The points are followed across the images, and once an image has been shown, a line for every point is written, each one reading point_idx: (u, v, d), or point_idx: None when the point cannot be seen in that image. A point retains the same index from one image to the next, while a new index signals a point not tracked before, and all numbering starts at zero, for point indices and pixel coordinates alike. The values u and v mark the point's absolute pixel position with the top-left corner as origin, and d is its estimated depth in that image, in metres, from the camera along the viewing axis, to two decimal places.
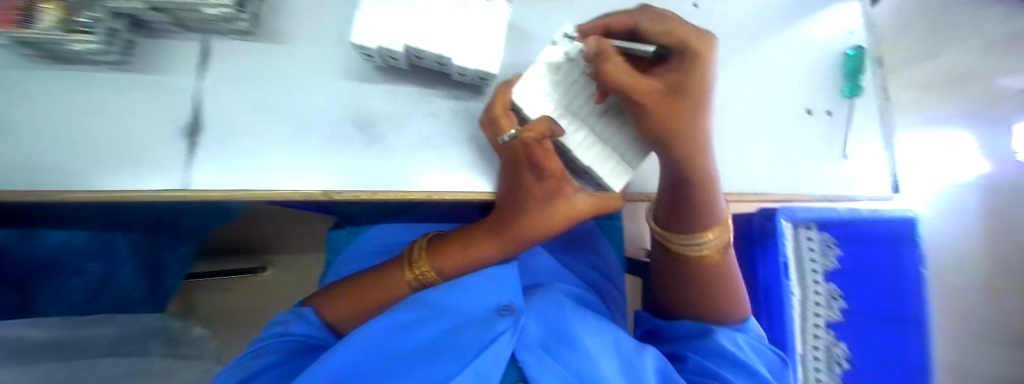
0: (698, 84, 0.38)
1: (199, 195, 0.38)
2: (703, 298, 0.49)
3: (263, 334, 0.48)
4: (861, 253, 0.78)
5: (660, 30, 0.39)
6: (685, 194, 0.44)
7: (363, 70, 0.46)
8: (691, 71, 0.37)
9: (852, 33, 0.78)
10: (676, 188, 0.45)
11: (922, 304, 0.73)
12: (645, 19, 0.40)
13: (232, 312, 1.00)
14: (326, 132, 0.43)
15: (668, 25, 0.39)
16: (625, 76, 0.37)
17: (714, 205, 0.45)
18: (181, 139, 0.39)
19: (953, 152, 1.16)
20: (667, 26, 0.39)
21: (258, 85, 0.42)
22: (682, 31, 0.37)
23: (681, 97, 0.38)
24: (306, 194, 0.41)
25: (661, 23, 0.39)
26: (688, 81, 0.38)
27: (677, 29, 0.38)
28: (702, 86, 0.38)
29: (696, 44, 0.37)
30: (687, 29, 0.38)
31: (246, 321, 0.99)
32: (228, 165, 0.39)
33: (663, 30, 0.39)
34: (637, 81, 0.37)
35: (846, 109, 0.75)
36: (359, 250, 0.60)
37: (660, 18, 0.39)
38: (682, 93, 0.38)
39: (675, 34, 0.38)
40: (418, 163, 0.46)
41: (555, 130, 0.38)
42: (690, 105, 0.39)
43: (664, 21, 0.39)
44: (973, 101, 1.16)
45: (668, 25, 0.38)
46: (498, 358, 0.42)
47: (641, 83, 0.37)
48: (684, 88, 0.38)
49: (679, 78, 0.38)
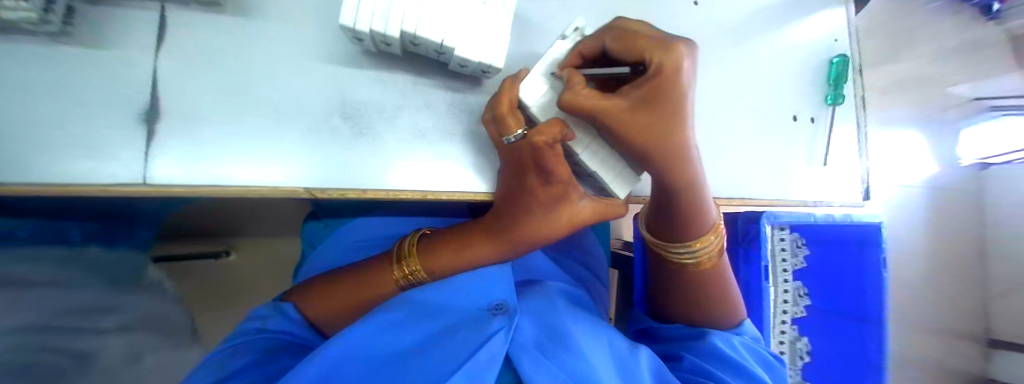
0: (666, 92, 0.31)
1: (162, 189, 0.33)
2: (693, 302, 0.52)
3: (238, 329, 0.45)
4: (827, 253, 0.85)
5: (628, 47, 0.34)
6: (679, 203, 0.43)
7: (350, 54, 0.41)
8: (655, 81, 0.31)
9: (838, 40, 0.80)
10: (665, 200, 0.43)
11: (882, 303, 0.80)
12: (612, 36, 0.36)
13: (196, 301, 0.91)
14: (307, 122, 0.39)
15: (636, 37, 0.34)
16: (587, 99, 0.34)
17: (704, 215, 0.45)
18: (137, 127, 0.33)
19: (903, 153, 1.38)
20: (633, 40, 0.34)
21: (228, 68, 0.36)
22: (646, 44, 0.32)
23: (651, 110, 0.32)
24: (283, 190, 0.37)
25: (626, 38, 0.34)
26: (653, 91, 0.31)
27: (641, 43, 0.33)
28: (673, 94, 0.31)
29: (656, 56, 0.31)
30: (652, 39, 0.32)
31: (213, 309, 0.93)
32: (197, 156, 0.34)
33: (630, 47, 0.34)
34: (599, 103, 0.33)
35: (826, 115, 0.78)
36: (339, 245, 0.55)
37: (626, 32, 0.34)
38: (650, 105, 0.32)
39: (641, 47, 0.33)
40: (408, 156, 0.43)
41: (567, 134, 0.34)
42: (664, 116, 0.32)
43: (629, 36, 0.34)
44: (923, 107, 1.42)
45: (633, 39, 0.34)
46: (489, 362, 0.37)
47: (604, 103, 0.33)
48: (649, 100, 0.32)
49: (643, 90, 0.32)
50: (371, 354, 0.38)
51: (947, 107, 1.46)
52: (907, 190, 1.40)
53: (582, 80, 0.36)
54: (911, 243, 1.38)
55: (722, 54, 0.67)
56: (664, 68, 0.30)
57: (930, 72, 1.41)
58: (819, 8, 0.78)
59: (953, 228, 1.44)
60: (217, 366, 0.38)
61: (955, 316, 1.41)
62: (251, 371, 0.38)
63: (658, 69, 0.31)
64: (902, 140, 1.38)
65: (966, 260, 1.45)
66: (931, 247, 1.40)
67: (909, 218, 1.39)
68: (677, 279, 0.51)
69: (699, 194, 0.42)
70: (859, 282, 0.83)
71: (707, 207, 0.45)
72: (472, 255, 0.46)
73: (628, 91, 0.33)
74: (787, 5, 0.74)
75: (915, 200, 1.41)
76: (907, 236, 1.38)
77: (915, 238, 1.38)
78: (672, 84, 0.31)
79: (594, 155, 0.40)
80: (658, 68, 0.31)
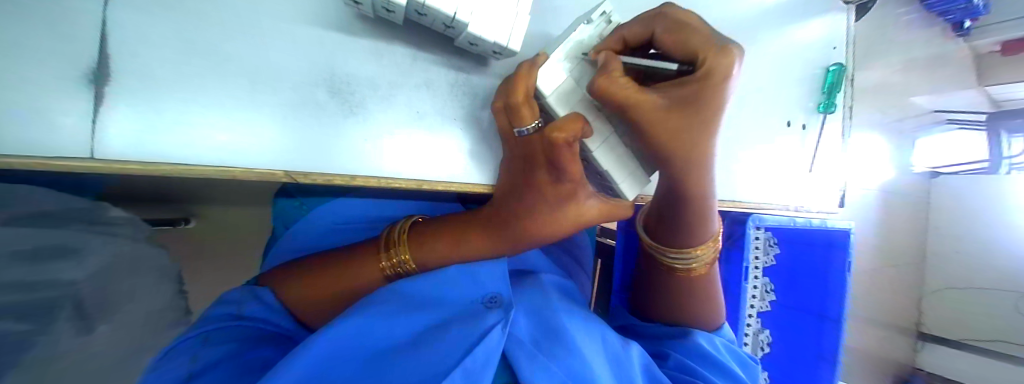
0: (709, 96, 0.31)
1: (112, 167, 0.27)
2: (682, 304, 0.52)
3: (207, 314, 0.41)
4: (796, 252, 0.90)
5: (680, 42, 0.34)
6: (687, 210, 0.42)
7: (343, 19, 0.36)
8: (702, 82, 0.30)
9: (835, 48, 0.82)
10: (670, 203, 0.43)
11: (843, 303, 0.85)
12: (665, 26, 0.35)
13: None
14: (288, 94, 0.34)
15: (688, 33, 0.33)
16: (624, 90, 0.32)
17: (707, 224, 0.45)
18: (81, 86, 0.25)
19: (871, 157, 1.42)
20: (686, 37, 0.33)
21: (201, 19, 0.29)
22: (699, 42, 0.32)
23: (688, 113, 0.31)
24: (260, 174, 0.32)
25: (679, 33, 0.34)
26: (696, 94, 0.31)
27: (694, 40, 0.32)
28: (714, 100, 0.31)
29: (709, 56, 0.30)
30: (707, 38, 0.32)
31: None
32: (158, 128, 0.29)
33: (682, 43, 0.33)
34: (636, 96, 0.31)
35: (818, 123, 0.82)
36: (313, 227, 0.51)
37: (680, 27, 0.34)
38: (688, 107, 0.31)
39: (692, 45, 0.33)
40: (404, 137, 0.40)
41: (586, 131, 0.33)
42: (697, 122, 0.32)
43: (684, 30, 0.34)
44: (893, 113, 1.46)
45: (686, 34, 0.33)
46: (488, 359, 0.36)
47: (642, 97, 0.31)
48: (689, 102, 0.31)
49: (685, 91, 0.31)
50: (357, 350, 0.35)
51: (910, 116, 1.52)
52: (870, 193, 1.45)
53: (620, 68, 0.33)
54: (871, 245, 1.45)
55: None
56: (714, 69, 0.30)
57: (901, 82, 1.45)
58: (820, 12, 0.79)
59: (902, 232, 1.55)
60: (187, 358, 0.35)
61: (890, 311, 1.53)
62: (222, 365, 0.35)
63: (708, 70, 0.30)
64: (872, 144, 1.41)
65: (910, 261, 1.59)
66: (884, 248, 1.49)
67: (868, 221, 1.44)
68: (667, 282, 0.52)
69: (708, 202, 0.41)
70: (823, 281, 0.87)
71: (713, 216, 0.44)
72: (466, 248, 0.43)
73: (668, 89, 0.32)
74: (793, 7, 0.73)
75: (876, 200, 1.46)
76: (865, 236, 1.43)
77: (869, 237, 1.44)
78: (718, 90, 0.30)
79: (606, 155, 0.39)
80: (710, 68, 0.30)
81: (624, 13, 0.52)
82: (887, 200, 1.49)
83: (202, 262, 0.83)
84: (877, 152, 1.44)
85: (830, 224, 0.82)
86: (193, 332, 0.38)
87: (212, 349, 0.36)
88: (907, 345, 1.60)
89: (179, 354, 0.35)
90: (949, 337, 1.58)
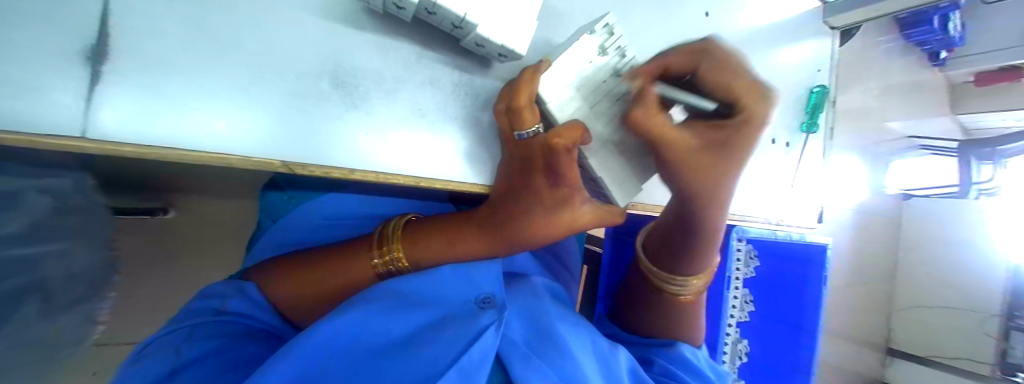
0: (740, 139, 0.36)
1: (104, 148, 0.26)
2: (665, 322, 0.53)
3: (188, 308, 0.41)
4: (776, 266, 0.93)
5: (721, 82, 0.36)
6: (692, 239, 0.44)
7: (352, 12, 0.36)
8: (738, 127, 0.35)
9: (821, 71, 0.85)
10: (676, 227, 0.45)
11: (816, 316, 0.87)
12: (709, 64, 0.36)
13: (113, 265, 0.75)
14: (290, 84, 0.34)
15: (733, 74, 0.35)
16: (657, 127, 0.34)
17: (707, 257, 0.46)
18: (80, 63, 0.25)
19: (849, 177, 1.48)
20: (729, 80, 0.35)
21: (209, 5, 0.29)
22: (742, 88, 0.35)
23: (715, 153, 0.36)
24: (258, 162, 0.32)
25: (723, 71, 0.36)
26: (729, 137, 0.36)
27: (739, 83, 0.35)
28: (744, 143, 0.36)
29: (751, 103, 0.35)
30: (751, 84, 0.35)
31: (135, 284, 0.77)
32: (155, 110, 0.28)
33: (723, 84, 0.36)
34: (669, 135, 0.35)
35: (802, 141, 0.85)
36: (303, 221, 0.50)
37: (724, 65, 0.36)
38: (717, 148, 0.36)
39: (734, 88, 0.35)
40: (403, 133, 0.40)
41: (584, 139, 0.34)
42: (725, 161, 0.37)
43: (728, 70, 0.35)
44: (870, 137, 1.52)
45: (730, 76, 0.35)
46: (483, 359, 0.36)
47: (674, 136, 0.35)
48: (720, 144, 0.36)
49: (723, 134, 0.36)
50: (355, 343, 0.36)
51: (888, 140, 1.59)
52: (848, 213, 1.50)
53: (656, 101, 0.35)
54: (846, 262, 1.50)
55: None
56: (752, 116, 0.35)
57: (878, 106, 1.51)
58: (808, 35, 0.82)
59: (875, 250, 1.61)
60: (171, 351, 0.34)
61: (863, 327, 1.60)
62: (208, 360, 0.34)
63: (748, 116, 0.35)
64: (851, 166, 1.47)
65: (882, 278, 1.65)
66: (859, 266, 1.55)
67: (843, 239, 1.49)
68: (653, 304, 0.53)
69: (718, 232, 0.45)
70: (800, 294, 0.90)
71: (716, 245, 0.46)
72: (461, 250, 0.44)
73: (705, 129, 0.37)
74: (782, 29, 0.76)
75: (853, 220, 1.52)
76: (842, 254, 1.49)
77: (846, 255, 1.50)
78: (748, 134, 0.36)
79: (601, 162, 0.41)
80: (749, 115, 0.35)
81: (624, 24, 0.53)
82: (863, 220, 1.55)
83: (167, 253, 0.80)
84: (854, 172, 1.49)
85: (809, 239, 0.85)
86: (175, 327, 0.37)
87: (196, 344, 0.36)
88: (878, 360, 1.68)
89: (159, 348, 0.35)
90: (918, 353, 1.64)
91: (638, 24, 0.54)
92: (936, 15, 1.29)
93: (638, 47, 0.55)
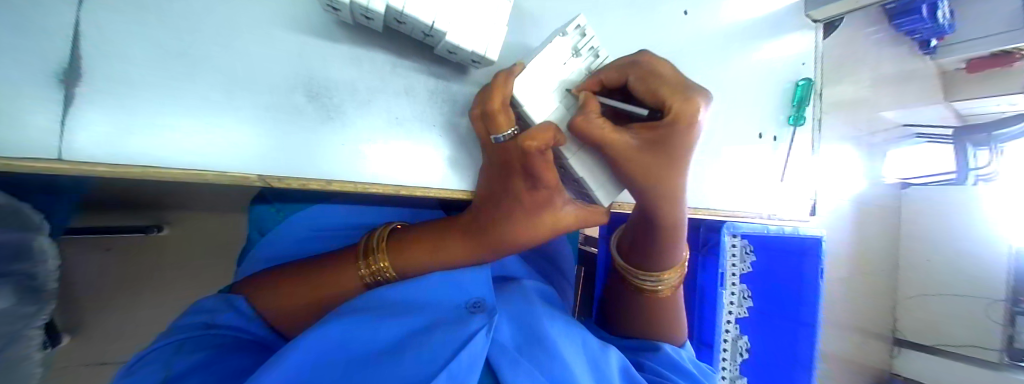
0: (676, 139, 0.34)
1: (82, 169, 0.26)
2: (651, 319, 0.54)
3: (178, 324, 0.40)
4: (774, 259, 0.92)
5: (649, 89, 0.37)
6: (659, 235, 0.46)
7: (325, 26, 0.36)
8: (670, 127, 0.34)
9: (805, 64, 0.86)
10: (645, 225, 0.46)
11: (816, 310, 0.86)
12: (636, 74, 0.38)
13: (96, 277, 0.75)
14: (265, 98, 0.34)
15: (659, 82, 0.36)
16: (600, 130, 0.34)
17: (677, 251, 0.48)
18: (52, 85, 0.25)
19: (845, 169, 1.48)
20: (657, 86, 0.36)
21: (177, 23, 0.29)
22: (669, 91, 0.35)
23: (657, 153, 0.36)
24: (234, 177, 0.32)
25: (649, 80, 0.37)
26: (664, 137, 0.34)
27: (664, 89, 0.35)
28: (681, 143, 0.35)
29: (676, 104, 0.33)
30: (677, 87, 0.35)
31: (125, 295, 0.77)
32: (129, 130, 0.28)
33: (652, 90, 0.36)
34: (612, 136, 0.35)
35: (789, 134, 0.85)
36: (287, 234, 0.50)
37: (650, 74, 0.37)
38: (657, 149, 0.35)
39: (661, 92, 0.35)
40: (380, 143, 0.40)
41: (558, 139, 0.33)
42: (666, 160, 0.36)
43: (653, 78, 0.36)
44: (864, 128, 1.52)
45: (655, 83, 0.36)
46: (473, 363, 0.36)
47: (617, 136, 0.35)
48: (659, 144, 0.35)
49: (655, 134, 0.35)
50: (342, 354, 0.35)
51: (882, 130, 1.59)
52: (846, 204, 1.49)
53: (596, 106, 0.36)
54: (847, 252, 1.49)
55: (701, 63, 0.67)
56: (680, 116, 0.33)
57: (870, 96, 1.51)
58: (790, 30, 0.83)
59: (876, 240, 1.61)
60: (161, 365, 0.34)
61: (869, 317, 1.59)
62: (198, 371, 0.34)
63: (675, 116, 0.33)
64: (846, 158, 1.47)
65: (885, 268, 1.65)
66: (860, 256, 1.54)
67: (844, 230, 1.48)
68: (639, 301, 0.53)
69: (680, 229, 0.46)
70: (798, 287, 0.90)
71: (682, 240, 0.48)
72: (445, 256, 0.43)
73: (640, 131, 0.35)
74: (765, 24, 0.77)
75: (851, 211, 1.51)
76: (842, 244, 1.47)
77: (846, 246, 1.48)
78: (683, 134, 0.34)
79: (582, 162, 0.40)
80: (677, 114, 0.33)
81: (600, 26, 0.54)
82: (861, 209, 1.55)
83: (156, 269, 0.79)
84: (850, 163, 1.48)
85: (802, 232, 0.85)
86: (166, 341, 0.37)
87: (183, 357, 0.35)
88: (886, 351, 1.66)
89: (145, 365, 0.34)
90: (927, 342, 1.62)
91: (613, 24, 0.55)
92: (923, 4, 1.29)
93: (614, 47, 0.55)
